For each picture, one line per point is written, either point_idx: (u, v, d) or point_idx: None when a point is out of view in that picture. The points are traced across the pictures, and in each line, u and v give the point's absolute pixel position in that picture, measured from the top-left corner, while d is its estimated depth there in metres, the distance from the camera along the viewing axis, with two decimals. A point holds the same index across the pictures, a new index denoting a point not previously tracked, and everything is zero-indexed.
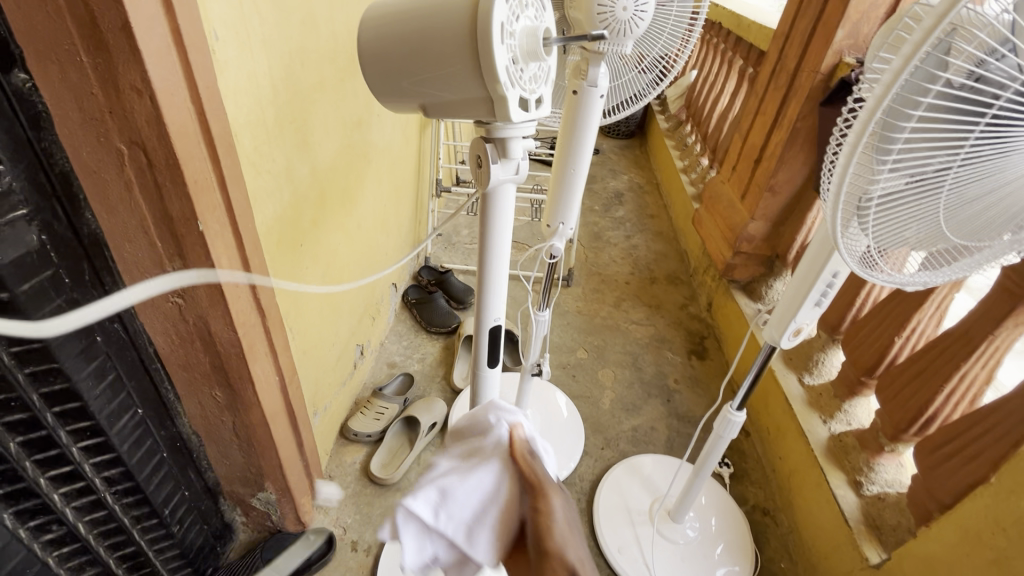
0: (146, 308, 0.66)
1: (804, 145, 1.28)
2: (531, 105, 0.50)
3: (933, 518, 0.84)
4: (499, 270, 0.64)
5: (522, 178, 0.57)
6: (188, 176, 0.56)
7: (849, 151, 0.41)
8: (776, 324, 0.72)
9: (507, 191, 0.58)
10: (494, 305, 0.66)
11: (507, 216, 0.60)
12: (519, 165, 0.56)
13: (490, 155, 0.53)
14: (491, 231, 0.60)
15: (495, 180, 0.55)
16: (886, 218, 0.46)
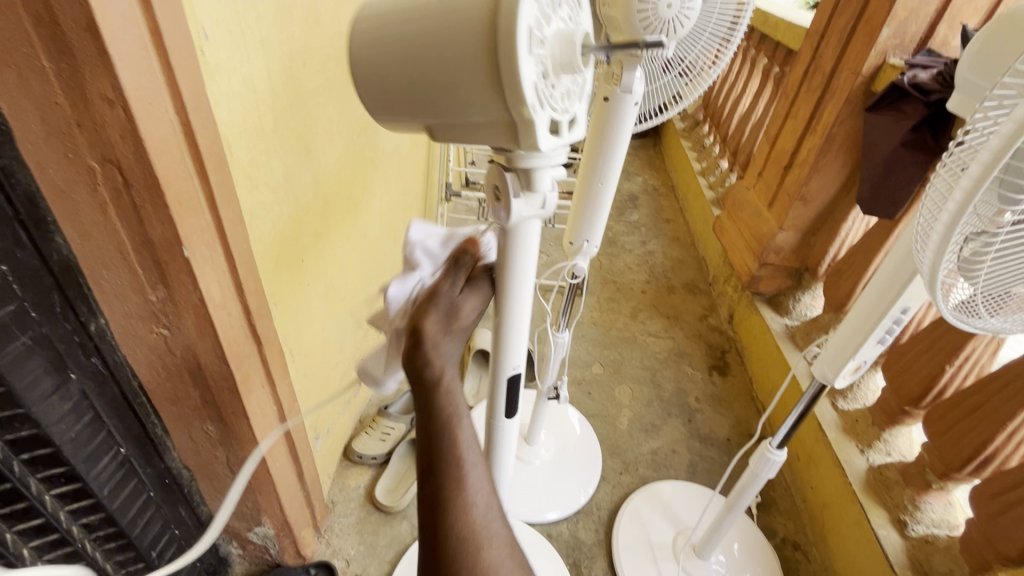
0: (128, 340, 0.59)
1: (841, 152, 1.20)
2: (563, 128, 0.43)
3: (992, 571, 0.77)
4: (520, 315, 0.55)
5: (549, 213, 0.49)
6: (170, 197, 0.49)
7: (972, 185, 0.33)
8: (830, 362, 0.64)
9: (532, 228, 0.49)
10: (515, 353, 0.58)
11: (532, 255, 0.51)
12: (546, 199, 0.48)
13: (510, 187, 0.46)
14: (512, 273, 0.51)
15: (517, 216, 0.47)
16: (1003, 267, 0.38)
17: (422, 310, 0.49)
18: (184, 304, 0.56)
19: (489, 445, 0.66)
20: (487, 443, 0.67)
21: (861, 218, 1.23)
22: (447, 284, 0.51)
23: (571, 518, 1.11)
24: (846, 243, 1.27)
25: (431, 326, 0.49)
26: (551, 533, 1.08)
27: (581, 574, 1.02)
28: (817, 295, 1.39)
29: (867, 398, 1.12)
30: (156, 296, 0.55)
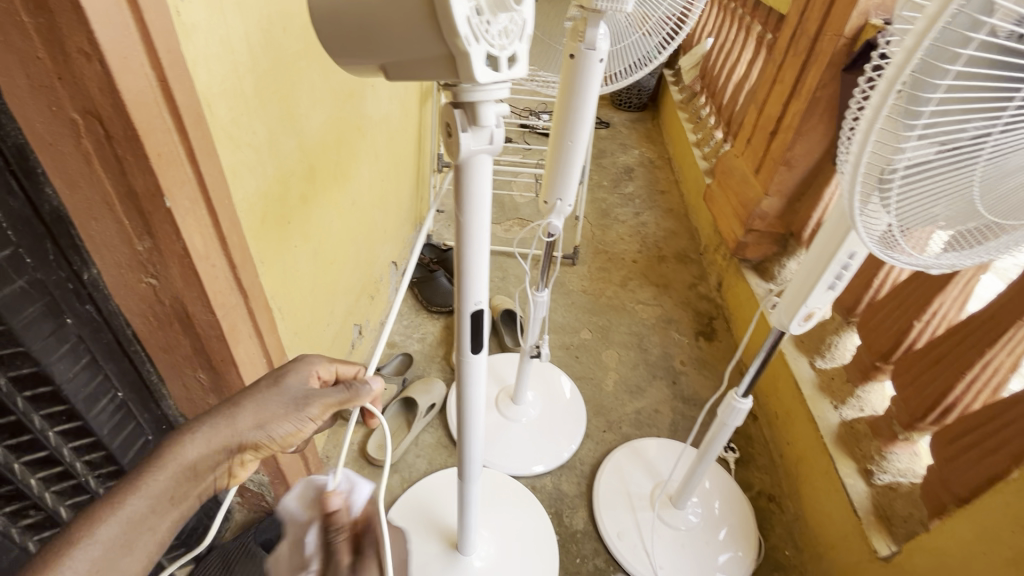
0: (120, 289, 0.63)
1: (824, 115, 1.20)
2: (502, 64, 0.45)
3: (947, 511, 0.80)
4: (478, 260, 0.59)
5: (497, 148, 0.52)
6: (150, 149, 0.52)
7: (872, 114, 0.36)
8: (786, 309, 0.67)
9: (484, 164, 0.53)
10: (476, 287, 0.61)
11: (487, 188, 0.55)
12: (493, 134, 0.51)
13: (458, 123, 0.49)
14: (468, 203, 0.55)
15: (466, 150, 0.51)
16: (914, 192, 0.41)
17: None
18: (169, 254, 0.60)
19: (461, 390, 0.70)
20: (461, 386, 0.70)
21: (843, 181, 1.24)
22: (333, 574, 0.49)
23: (554, 472, 1.16)
24: (829, 208, 1.28)
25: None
26: (535, 485, 1.14)
27: (562, 523, 1.08)
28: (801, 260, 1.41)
29: (844, 357, 1.14)
30: (142, 246, 0.59)
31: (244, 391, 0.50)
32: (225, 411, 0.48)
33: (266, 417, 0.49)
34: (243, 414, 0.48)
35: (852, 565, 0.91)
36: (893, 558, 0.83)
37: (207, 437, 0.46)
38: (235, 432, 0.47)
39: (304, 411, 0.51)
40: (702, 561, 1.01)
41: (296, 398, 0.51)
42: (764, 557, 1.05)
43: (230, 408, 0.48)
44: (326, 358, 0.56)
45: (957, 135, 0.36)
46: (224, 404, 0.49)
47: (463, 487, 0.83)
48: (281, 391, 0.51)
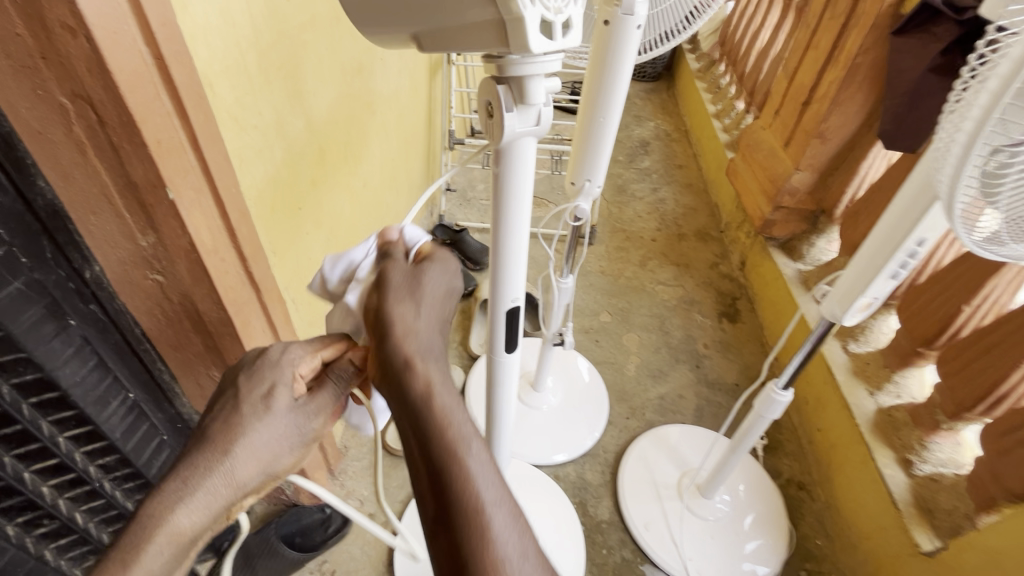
0: (125, 288, 0.59)
1: (865, 82, 1.12)
2: (557, 31, 0.39)
3: (996, 507, 0.76)
4: (515, 260, 0.55)
5: (544, 130, 0.47)
6: (148, 136, 0.47)
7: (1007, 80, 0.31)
8: (839, 300, 0.62)
9: (527, 147, 0.48)
10: (512, 285, 0.57)
11: (528, 174, 0.50)
12: (541, 114, 0.46)
13: (503, 101, 0.44)
14: (505, 188, 0.50)
15: (510, 132, 0.45)
16: None
17: (384, 296, 0.47)
18: (175, 249, 0.56)
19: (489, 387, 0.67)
20: (489, 381, 0.67)
21: (882, 153, 1.17)
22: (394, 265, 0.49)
23: (577, 461, 1.13)
24: (865, 181, 1.21)
25: (399, 310, 0.46)
26: (558, 474, 1.11)
27: (587, 513, 1.06)
28: (832, 239, 1.34)
29: (879, 341, 1.08)
30: (146, 242, 0.55)
31: (238, 416, 0.46)
32: (226, 460, 0.44)
33: (273, 453, 0.46)
34: (249, 458, 0.45)
35: (892, 557, 0.89)
36: (937, 554, 0.81)
37: (213, 492, 0.43)
38: (248, 480, 0.45)
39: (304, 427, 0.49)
40: (731, 551, 0.99)
41: (299, 418, 0.48)
42: (794, 547, 1.02)
43: (226, 456, 0.44)
44: (306, 348, 0.50)
45: None
46: (218, 441, 0.44)
47: None
48: (276, 409, 0.47)
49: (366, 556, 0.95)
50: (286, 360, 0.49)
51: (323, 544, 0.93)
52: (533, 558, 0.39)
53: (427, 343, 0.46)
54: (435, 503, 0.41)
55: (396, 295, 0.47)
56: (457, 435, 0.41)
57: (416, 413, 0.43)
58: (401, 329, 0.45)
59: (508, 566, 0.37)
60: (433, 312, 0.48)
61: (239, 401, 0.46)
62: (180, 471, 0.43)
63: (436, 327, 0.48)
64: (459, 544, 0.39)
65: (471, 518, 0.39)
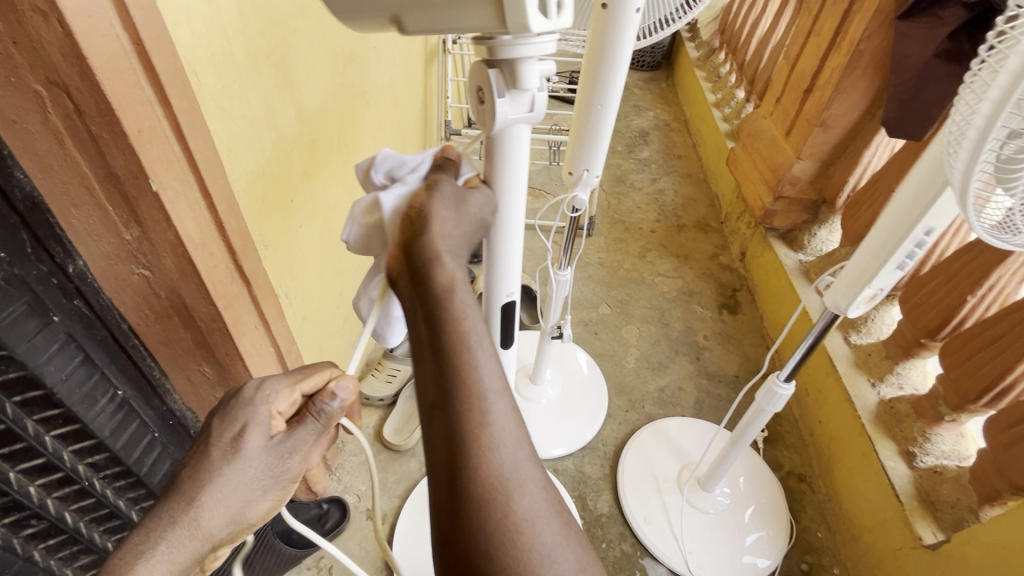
0: (111, 282, 0.57)
1: (868, 69, 1.10)
2: (554, 10, 0.37)
3: (1000, 498, 0.76)
4: (510, 250, 0.57)
5: (537, 117, 0.46)
6: (129, 125, 0.45)
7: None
8: (843, 291, 0.61)
9: (520, 134, 0.48)
10: (507, 276, 0.59)
11: (522, 162, 0.50)
12: (534, 99, 0.44)
13: (496, 85, 0.42)
14: (501, 177, 0.50)
15: (503, 119, 0.44)
16: None
17: (426, 198, 0.47)
18: (161, 243, 0.54)
19: None
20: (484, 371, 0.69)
21: (885, 142, 1.14)
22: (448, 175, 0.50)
23: (577, 454, 1.13)
24: (868, 171, 1.19)
25: (437, 211, 0.46)
26: (557, 468, 1.11)
27: (586, 507, 1.05)
28: (833, 229, 1.32)
29: (881, 332, 1.07)
30: (131, 235, 0.53)
31: (207, 460, 0.47)
32: (196, 507, 0.45)
33: (246, 498, 0.47)
34: (220, 504, 0.46)
35: (893, 550, 0.88)
36: (939, 548, 0.81)
37: (183, 543, 0.44)
38: (221, 527, 0.46)
39: (280, 467, 0.49)
40: (731, 544, 0.98)
41: (274, 458, 0.49)
42: (795, 540, 1.02)
43: (196, 502, 0.45)
44: (284, 383, 0.51)
45: None
46: (187, 488, 0.46)
47: None
48: (249, 451, 0.48)
49: (364, 552, 0.94)
50: (261, 398, 0.50)
51: (319, 541, 0.93)
52: (526, 451, 0.41)
53: (455, 247, 0.46)
54: (438, 389, 0.41)
55: (437, 198, 0.47)
56: (471, 329, 0.42)
57: (432, 299, 0.43)
58: (438, 229, 0.45)
59: (497, 451, 0.39)
60: (467, 227, 0.48)
61: (210, 445, 0.48)
62: (149, 520, 0.44)
63: (466, 241, 0.48)
64: (453, 427, 0.40)
65: (469, 407, 0.40)
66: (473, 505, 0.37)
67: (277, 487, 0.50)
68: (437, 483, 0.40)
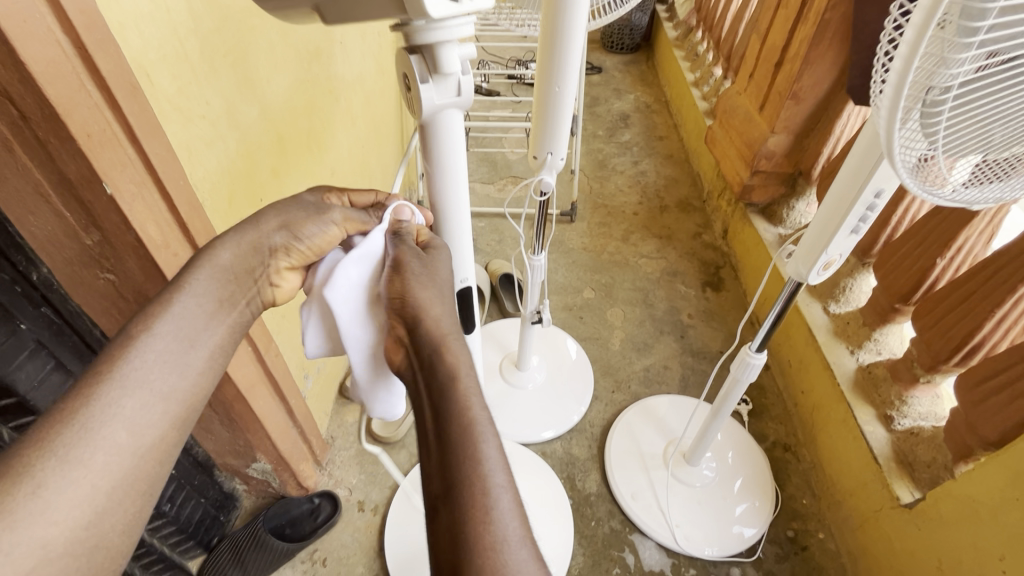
0: (77, 287, 0.58)
1: (835, 38, 1.10)
2: None
3: (974, 455, 0.77)
4: (459, 235, 0.59)
5: (467, 100, 0.48)
6: (76, 130, 0.46)
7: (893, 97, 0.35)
8: (803, 259, 0.62)
9: (453, 118, 0.50)
10: (462, 260, 0.60)
11: (458, 144, 0.52)
12: (460, 83, 0.47)
13: (417, 71, 0.44)
14: (439, 157, 0.53)
15: (430, 103, 0.47)
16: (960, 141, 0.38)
17: (405, 283, 0.50)
18: (122, 246, 0.55)
19: None
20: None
21: (855, 111, 1.14)
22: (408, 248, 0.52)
23: (564, 437, 1.14)
24: (841, 141, 1.19)
25: (418, 293, 0.49)
26: (546, 451, 1.12)
27: (575, 487, 1.07)
28: (811, 201, 1.33)
29: (859, 300, 1.08)
30: (92, 240, 0.54)
31: (87, 404, 0.41)
32: (61, 464, 0.38)
33: (135, 455, 0.42)
34: (100, 464, 0.40)
35: (874, 511, 0.90)
36: (915, 506, 0.83)
37: (60, 514, 0.37)
38: (104, 500, 0.39)
39: (193, 290, 0.49)
40: (719, 517, 1.00)
41: (180, 339, 0.47)
42: (782, 508, 1.03)
43: (61, 464, 0.38)
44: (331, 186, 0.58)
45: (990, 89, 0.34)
46: (52, 434, 0.39)
47: None
48: (125, 390, 0.43)
49: (357, 542, 0.96)
50: (211, 247, 0.51)
51: (312, 534, 0.94)
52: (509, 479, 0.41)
53: (451, 317, 0.49)
54: (442, 482, 0.41)
55: (419, 281, 0.50)
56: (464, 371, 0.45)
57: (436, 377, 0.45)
58: (425, 311, 0.48)
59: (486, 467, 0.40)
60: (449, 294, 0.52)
61: (93, 383, 0.42)
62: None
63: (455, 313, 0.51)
64: (438, 391, 0.45)
65: (456, 399, 0.43)
66: (464, 515, 0.39)
67: (193, 335, 0.48)
68: (432, 492, 0.42)
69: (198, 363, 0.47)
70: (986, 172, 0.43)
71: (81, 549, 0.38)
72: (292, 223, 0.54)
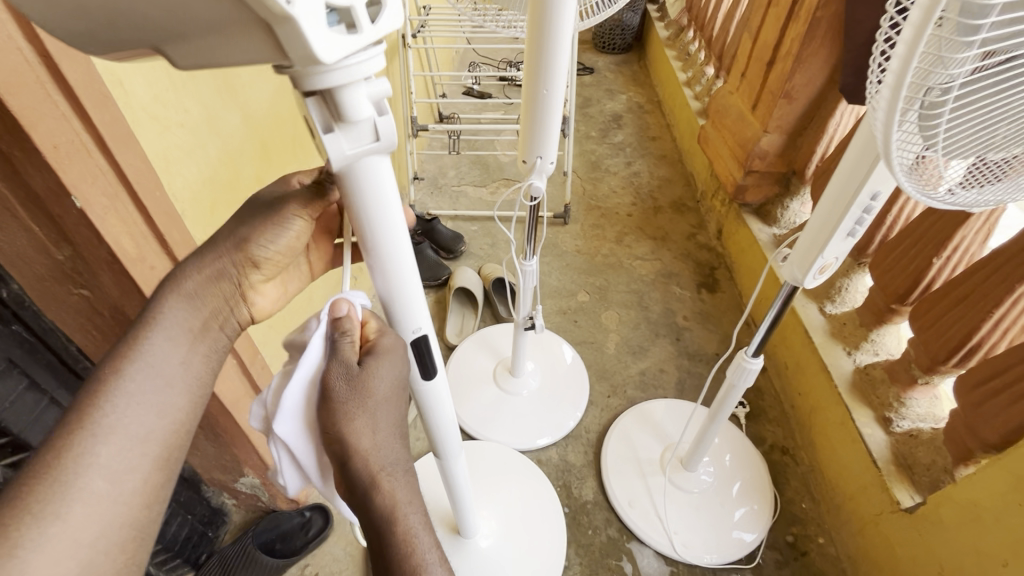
0: (50, 303, 0.57)
1: (828, 36, 1.09)
2: (359, 25, 0.32)
3: (974, 458, 0.76)
4: (407, 286, 0.51)
5: (389, 144, 0.41)
6: (41, 142, 0.44)
7: (890, 98, 0.33)
8: (799, 262, 0.60)
9: (376, 164, 0.43)
10: (412, 314, 0.54)
11: (386, 193, 0.45)
12: (376, 127, 0.40)
13: (317, 119, 0.37)
14: (363, 213, 0.45)
15: (339, 154, 0.40)
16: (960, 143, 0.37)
17: (337, 418, 0.45)
18: (94, 260, 0.53)
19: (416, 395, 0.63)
20: (417, 401, 0.64)
21: (849, 109, 1.13)
22: (339, 368, 0.46)
23: (560, 444, 1.12)
24: (834, 140, 1.17)
25: (352, 427, 0.45)
26: (541, 458, 1.10)
27: (571, 495, 1.05)
28: (806, 200, 1.33)
29: (855, 301, 1.07)
30: (63, 254, 0.53)
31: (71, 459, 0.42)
32: (44, 514, 0.40)
33: (123, 495, 0.43)
34: (85, 516, 0.41)
35: (873, 515, 0.89)
36: (916, 510, 0.81)
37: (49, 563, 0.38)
38: (90, 547, 0.41)
39: (155, 344, 0.48)
40: (717, 522, 0.98)
41: (154, 383, 0.47)
42: (781, 512, 1.02)
43: (46, 513, 0.40)
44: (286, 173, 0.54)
45: (991, 91, 0.33)
46: (36, 488, 0.40)
47: (450, 471, 0.78)
48: (105, 442, 0.43)
49: (349, 556, 0.94)
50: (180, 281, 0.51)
51: (303, 549, 0.92)
52: None
53: (392, 456, 0.46)
54: None
55: (349, 412, 0.45)
56: (405, 515, 0.46)
57: (378, 525, 0.46)
58: (358, 454, 0.45)
59: None
60: (389, 414, 0.47)
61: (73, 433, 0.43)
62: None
63: (396, 436, 0.47)
64: (381, 530, 0.46)
65: (399, 544, 0.45)
66: None
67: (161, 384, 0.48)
68: None
69: (178, 402, 0.48)
70: (986, 173, 0.41)
71: None
72: (246, 239, 0.52)
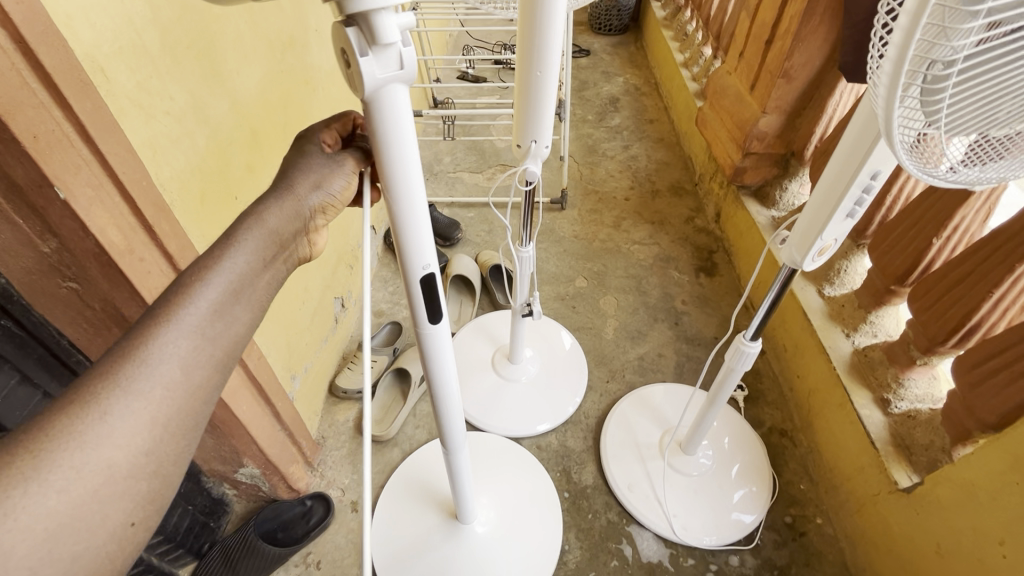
0: (38, 297, 0.56)
1: (827, 13, 1.07)
2: None
3: (972, 437, 0.77)
4: (418, 228, 0.50)
5: (411, 73, 0.41)
6: (21, 131, 0.43)
7: (892, 73, 0.32)
8: (798, 243, 0.60)
9: (399, 97, 0.42)
10: (421, 250, 0.52)
11: (408, 125, 0.44)
12: (402, 55, 0.40)
13: (355, 46, 0.38)
14: (385, 145, 0.44)
15: (370, 79, 0.39)
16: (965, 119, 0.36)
17: None
18: (82, 252, 0.52)
19: (422, 356, 0.62)
20: (423, 359, 0.62)
21: (849, 88, 1.12)
22: None
23: (559, 429, 1.13)
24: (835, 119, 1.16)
25: None
26: (541, 444, 1.11)
27: (571, 480, 1.05)
28: (804, 181, 1.31)
29: (853, 282, 1.06)
30: (49, 247, 0.52)
31: (142, 340, 0.34)
32: (122, 393, 0.32)
33: (196, 395, 0.35)
34: (158, 401, 0.33)
35: (871, 496, 0.90)
36: (913, 490, 0.82)
37: (124, 439, 0.31)
38: (162, 430, 0.33)
39: (242, 246, 0.41)
40: (716, 504, 0.99)
41: (233, 294, 0.39)
42: (779, 493, 1.03)
43: (123, 392, 0.32)
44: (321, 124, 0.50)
45: (998, 63, 0.32)
46: (109, 370, 0.33)
47: (453, 460, 0.78)
48: (181, 330, 0.36)
49: (350, 544, 0.94)
50: (259, 208, 0.44)
51: (305, 537, 0.93)
52: None
53: None
54: None
55: None
56: None
57: None
58: None
59: None
60: None
61: (151, 324, 0.35)
62: (81, 395, 0.31)
63: None
64: None
65: None
66: None
67: (243, 284, 0.40)
68: None
69: (248, 317, 0.40)
70: (988, 152, 0.40)
71: (141, 488, 0.32)
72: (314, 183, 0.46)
